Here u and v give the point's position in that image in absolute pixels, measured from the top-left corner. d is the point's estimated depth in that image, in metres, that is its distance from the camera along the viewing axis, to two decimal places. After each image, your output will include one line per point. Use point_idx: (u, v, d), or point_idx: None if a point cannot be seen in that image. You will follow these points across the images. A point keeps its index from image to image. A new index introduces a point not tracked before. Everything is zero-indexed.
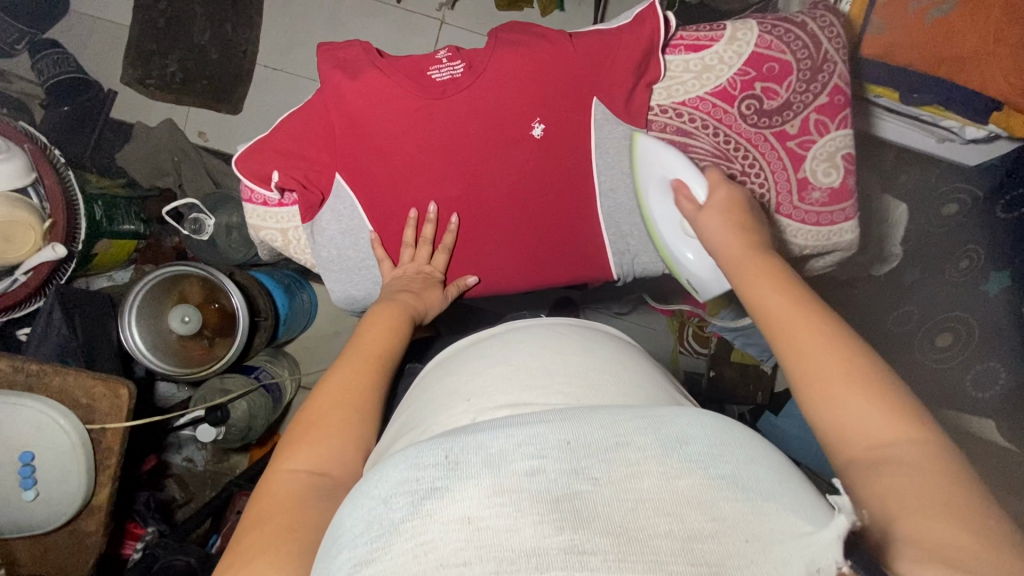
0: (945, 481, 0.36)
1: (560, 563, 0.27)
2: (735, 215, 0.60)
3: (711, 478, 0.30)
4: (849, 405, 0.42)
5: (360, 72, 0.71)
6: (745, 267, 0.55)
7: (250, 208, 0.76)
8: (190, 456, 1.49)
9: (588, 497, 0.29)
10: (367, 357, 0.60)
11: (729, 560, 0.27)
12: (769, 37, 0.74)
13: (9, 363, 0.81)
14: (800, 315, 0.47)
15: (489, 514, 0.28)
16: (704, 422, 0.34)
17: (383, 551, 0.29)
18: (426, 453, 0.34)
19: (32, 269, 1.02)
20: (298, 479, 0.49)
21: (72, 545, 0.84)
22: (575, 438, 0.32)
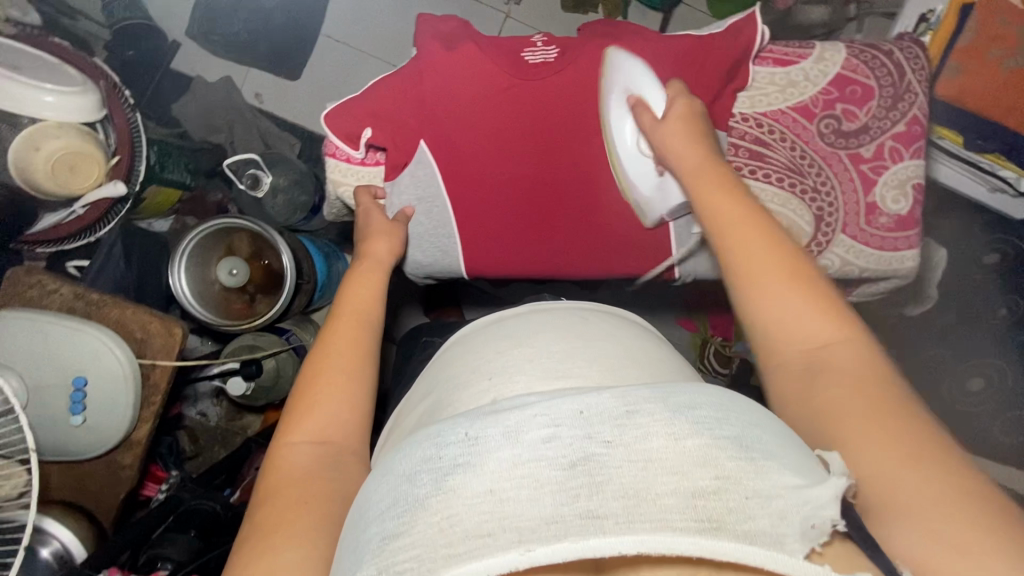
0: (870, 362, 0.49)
1: (577, 528, 0.34)
2: (689, 126, 0.64)
3: (715, 438, 0.37)
4: (794, 319, 0.52)
5: (458, 45, 0.74)
6: (708, 183, 0.60)
7: (333, 163, 0.78)
8: (204, 411, 1.49)
9: (600, 460, 0.36)
10: (350, 317, 0.61)
11: (729, 517, 0.35)
12: (856, 61, 0.76)
13: (71, 290, 0.85)
14: (753, 229, 0.56)
15: (509, 487, 0.36)
16: (710, 395, 0.42)
17: (414, 524, 0.37)
18: (447, 432, 0.41)
19: (89, 203, 1.03)
20: (303, 451, 0.52)
21: (105, 479, 0.85)
22: (586, 409, 0.39)
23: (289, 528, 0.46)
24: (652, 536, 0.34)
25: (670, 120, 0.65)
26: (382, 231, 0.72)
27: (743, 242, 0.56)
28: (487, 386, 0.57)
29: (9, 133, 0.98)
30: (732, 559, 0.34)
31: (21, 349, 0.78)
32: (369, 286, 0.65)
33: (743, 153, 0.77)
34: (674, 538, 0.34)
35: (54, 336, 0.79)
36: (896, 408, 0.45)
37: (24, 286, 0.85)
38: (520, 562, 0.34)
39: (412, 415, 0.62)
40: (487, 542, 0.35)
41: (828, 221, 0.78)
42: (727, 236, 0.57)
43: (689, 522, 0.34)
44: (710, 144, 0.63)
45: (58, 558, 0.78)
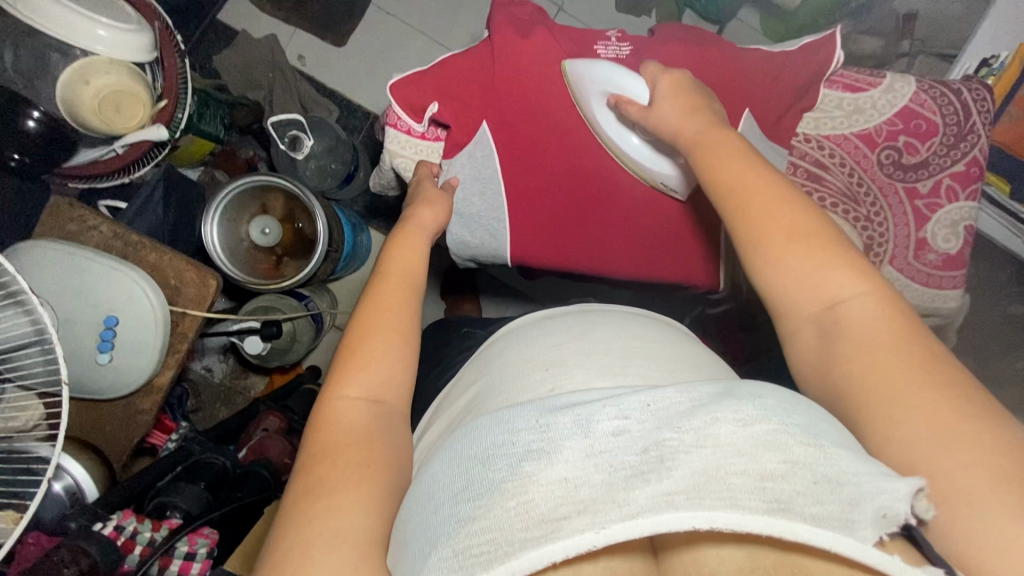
0: (887, 315, 0.46)
1: (648, 506, 0.34)
2: (687, 97, 0.64)
3: (785, 425, 0.37)
4: (808, 279, 0.49)
5: (531, 31, 0.73)
6: (712, 152, 0.58)
7: (392, 134, 0.77)
8: (209, 367, 1.48)
9: (671, 443, 0.36)
10: (397, 280, 0.60)
11: (799, 499, 0.34)
12: (925, 95, 0.76)
13: (111, 229, 0.85)
14: (752, 191, 0.53)
15: (582, 473, 0.36)
16: (776, 394, 0.41)
17: (489, 509, 0.36)
18: (518, 420, 0.42)
19: (130, 143, 1.02)
20: (358, 407, 0.52)
21: (120, 421, 0.84)
22: (656, 404, 0.40)
23: (343, 492, 0.45)
24: (720, 513, 0.34)
25: (661, 101, 0.65)
26: (433, 200, 0.70)
27: (753, 202, 0.53)
28: (543, 376, 0.56)
29: (61, 63, 1.00)
30: (805, 541, 0.33)
31: (57, 280, 0.78)
32: (411, 251, 0.64)
33: (802, 173, 0.76)
34: (743, 516, 0.34)
35: (90, 271, 0.78)
36: (917, 368, 0.43)
37: (66, 218, 0.85)
38: (598, 541, 0.34)
39: (456, 403, 0.63)
40: (565, 525, 0.34)
41: (877, 252, 0.78)
42: (737, 198, 0.54)
43: (758, 502, 0.34)
44: (711, 113, 0.62)
45: (70, 494, 0.77)
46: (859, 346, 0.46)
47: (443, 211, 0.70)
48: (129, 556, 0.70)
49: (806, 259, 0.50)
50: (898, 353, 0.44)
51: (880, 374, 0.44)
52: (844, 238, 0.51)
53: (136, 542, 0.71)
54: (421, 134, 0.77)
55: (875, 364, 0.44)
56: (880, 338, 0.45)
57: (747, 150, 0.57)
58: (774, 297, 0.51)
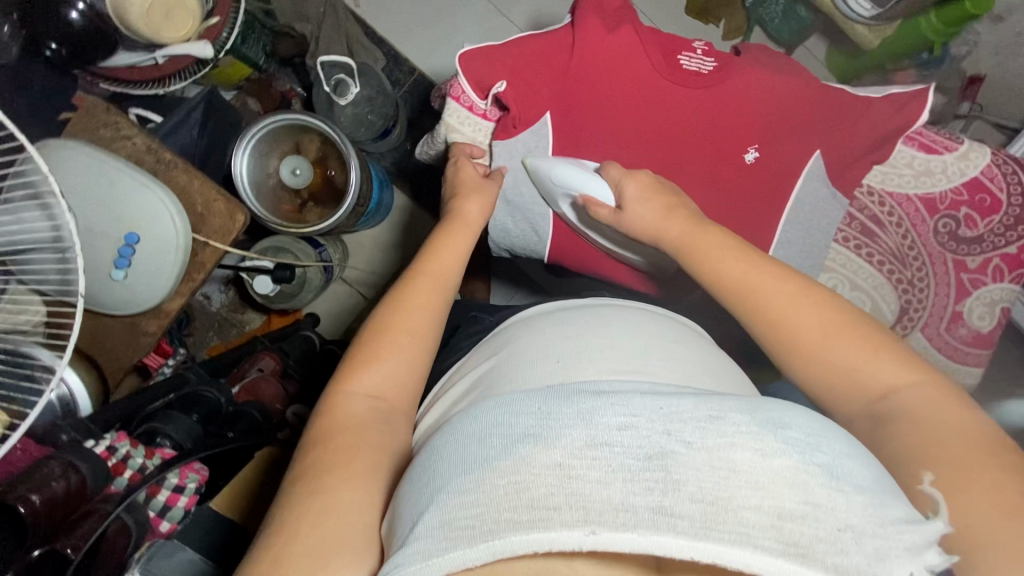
0: (946, 405, 0.46)
1: (648, 522, 0.33)
2: (660, 197, 0.64)
3: (805, 464, 0.36)
4: (859, 369, 0.49)
5: (617, 26, 0.71)
6: (698, 253, 0.59)
7: (452, 106, 0.74)
8: (208, 295, 1.47)
9: (679, 457, 0.36)
10: (428, 279, 0.60)
11: (818, 545, 0.32)
12: (996, 170, 0.74)
13: (145, 142, 0.81)
14: (773, 280, 0.54)
15: (579, 466, 0.36)
16: (801, 417, 0.41)
17: (480, 484, 0.37)
18: (520, 404, 0.42)
19: (171, 56, 1.00)
20: (360, 400, 0.52)
21: (124, 338, 0.84)
22: (671, 412, 0.39)
23: (338, 490, 0.44)
24: (728, 549, 0.32)
25: (628, 204, 0.65)
26: (479, 189, 0.70)
27: (772, 295, 0.53)
28: (556, 368, 0.56)
29: None
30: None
31: (84, 187, 0.75)
32: (453, 244, 0.65)
33: (855, 226, 0.77)
34: (755, 556, 0.32)
35: (119, 184, 0.75)
36: (993, 465, 0.41)
37: (99, 122, 0.82)
38: (585, 543, 0.33)
39: (469, 374, 0.63)
40: (553, 517, 0.34)
41: (911, 316, 0.78)
42: (748, 288, 0.54)
43: (773, 542, 0.32)
44: (684, 213, 0.62)
45: (63, 404, 0.75)
46: (912, 429, 0.45)
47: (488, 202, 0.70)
48: (117, 479, 0.68)
49: (855, 348, 0.50)
50: (965, 433, 0.44)
51: (945, 457, 0.42)
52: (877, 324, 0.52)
53: (127, 466, 0.70)
54: (482, 109, 0.75)
55: (952, 452, 0.42)
56: (948, 427, 0.44)
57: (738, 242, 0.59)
58: (820, 388, 0.51)
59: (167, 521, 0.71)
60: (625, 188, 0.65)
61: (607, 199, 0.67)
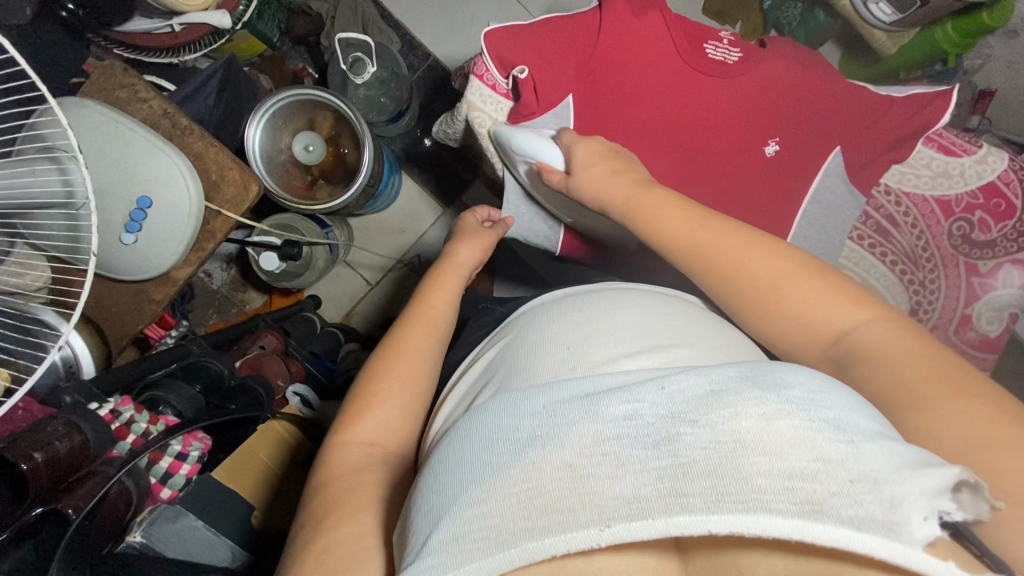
0: (902, 335, 0.47)
1: (662, 508, 0.34)
2: (614, 162, 0.64)
3: (811, 421, 0.36)
4: (812, 313, 0.50)
5: (645, 11, 0.70)
6: (648, 212, 0.59)
7: (475, 84, 0.74)
8: (209, 272, 1.45)
9: (687, 438, 0.36)
10: (420, 321, 0.62)
11: (832, 499, 0.33)
12: (1014, 175, 0.74)
13: (161, 106, 0.80)
14: (725, 239, 0.54)
15: (588, 462, 0.37)
16: (802, 375, 0.40)
17: (491, 492, 0.38)
18: (524, 404, 0.43)
19: (189, 24, 0.98)
20: (354, 450, 0.52)
21: (128, 304, 0.83)
22: (675, 392, 0.39)
23: (338, 527, 0.45)
24: (742, 517, 0.33)
25: (578, 170, 0.66)
26: (471, 237, 0.73)
27: (728, 255, 0.54)
28: (564, 355, 0.56)
29: None
30: (839, 543, 0.32)
31: (98, 147, 0.74)
32: (443, 289, 0.66)
33: (871, 225, 0.77)
34: (769, 520, 0.32)
35: (134, 147, 0.74)
36: (954, 394, 0.42)
37: (115, 84, 0.81)
38: (601, 540, 0.34)
39: (477, 364, 0.65)
40: (568, 518, 0.35)
41: (922, 318, 0.78)
42: (705, 251, 0.55)
43: (787, 504, 0.33)
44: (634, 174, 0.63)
45: (66, 366, 0.73)
46: (874, 366, 0.46)
47: (483, 247, 0.72)
48: (121, 443, 0.68)
49: (804, 291, 0.50)
50: (925, 362, 0.44)
51: (907, 392, 0.43)
52: (831, 267, 0.52)
53: (130, 431, 0.69)
54: (504, 87, 0.75)
55: (907, 386, 0.43)
56: (909, 359, 0.45)
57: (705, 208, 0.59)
58: (783, 338, 0.52)
59: (167, 488, 0.70)
60: (576, 154, 0.65)
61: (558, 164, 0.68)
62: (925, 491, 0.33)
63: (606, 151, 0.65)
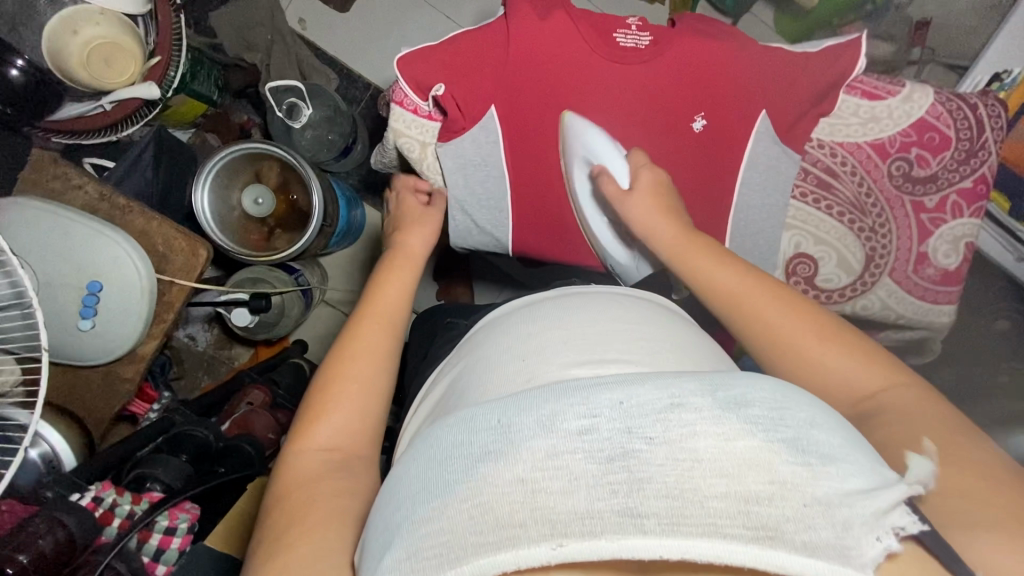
0: (929, 408, 0.47)
1: (614, 525, 0.34)
2: (661, 200, 0.65)
3: (768, 441, 0.37)
4: (845, 377, 0.50)
5: (549, 12, 0.71)
6: (691, 257, 0.59)
7: (397, 111, 0.74)
8: (192, 335, 1.45)
9: (642, 455, 0.36)
10: (373, 320, 0.60)
11: (787, 525, 0.33)
12: (941, 108, 0.76)
13: (96, 189, 0.81)
14: (757, 289, 0.54)
15: (541, 478, 0.37)
16: (760, 388, 0.41)
17: (443, 510, 0.37)
18: (478, 419, 0.42)
19: (118, 100, 0.96)
20: (312, 456, 0.52)
21: (102, 387, 0.83)
22: (629, 403, 0.39)
23: (295, 548, 0.44)
24: (696, 541, 0.33)
25: (637, 192, 0.65)
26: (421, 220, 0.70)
27: (756, 305, 0.54)
28: (519, 366, 0.56)
29: (45, 9, 0.98)
30: (794, 569, 0.32)
31: (38, 243, 0.74)
32: (395, 279, 0.65)
33: (812, 180, 0.77)
34: (723, 545, 0.33)
35: (75, 234, 0.75)
36: (974, 472, 0.42)
37: (48, 176, 0.81)
38: (553, 557, 0.34)
39: (439, 384, 0.65)
40: (519, 534, 0.35)
41: (879, 261, 0.78)
42: (738, 299, 0.55)
43: (742, 529, 0.33)
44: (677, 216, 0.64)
45: (46, 462, 0.74)
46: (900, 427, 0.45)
47: (432, 234, 0.70)
48: (106, 529, 0.68)
49: (832, 352, 0.50)
50: (947, 433, 0.44)
51: (930, 457, 0.43)
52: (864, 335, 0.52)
53: (115, 515, 0.69)
54: (428, 109, 0.74)
55: (934, 449, 0.43)
56: (936, 430, 0.45)
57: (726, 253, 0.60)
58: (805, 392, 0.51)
59: (162, 564, 0.71)
60: (641, 176, 0.66)
61: (620, 180, 0.68)
62: (875, 514, 0.35)
63: (661, 188, 0.66)
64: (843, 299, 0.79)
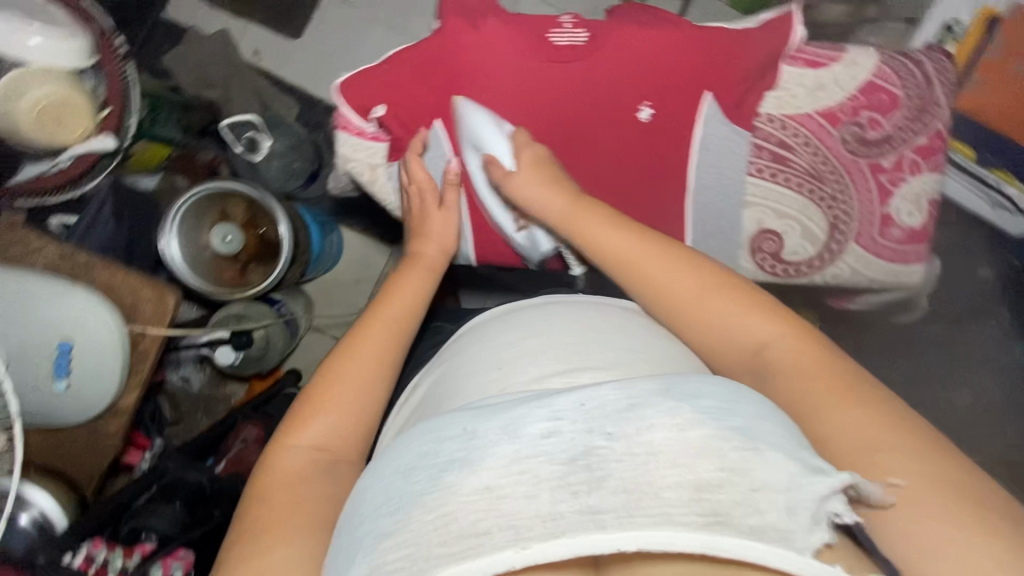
0: (810, 349, 0.51)
1: (576, 524, 0.34)
2: (551, 176, 0.67)
3: (721, 428, 0.37)
4: (735, 327, 0.55)
5: (481, 21, 0.70)
6: (587, 227, 0.63)
7: (343, 137, 0.74)
8: (186, 377, 1.44)
9: (602, 453, 0.37)
10: (383, 322, 0.61)
11: (735, 510, 0.34)
12: (886, 69, 0.75)
13: (58, 250, 0.81)
14: (654, 255, 0.59)
15: (506, 483, 0.37)
16: (713, 386, 0.41)
17: (410, 521, 0.37)
18: (445, 429, 0.42)
19: (75, 157, 0.96)
20: (299, 454, 0.52)
21: (87, 445, 0.82)
22: (590, 404, 0.39)
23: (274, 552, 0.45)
24: (655, 531, 0.33)
25: (523, 171, 0.67)
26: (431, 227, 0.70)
27: (654, 273, 0.58)
28: (495, 376, 0.56)
29: None
30: (748, 555, 0.33)
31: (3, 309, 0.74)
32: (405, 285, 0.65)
33: (766, 155, 0.76)
34: (678, 535, 0.33)
35: (39, 295, 0.75)
36: (861, 413, 0.45)
37: (10, 243, 0.82)
38: (518, 560, 0.34)
39: (414, 397, 0.65)
40: (483, 542, 0.35)
41: (843, 228, 0.78)
42: (635, 266, 0.59)
43: (695, 517, 0.34)
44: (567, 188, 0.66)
45: (38, 527, 0.74)
46: (787, 374, 0.50)
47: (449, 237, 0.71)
48: None
49: (719, 309, 0.55)
50: (824, 370, 0.49)
51: (814, 400, 0.47)
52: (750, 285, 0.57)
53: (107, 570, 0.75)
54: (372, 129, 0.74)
55: (814, 390, 0.48)
56: (815, 369, 0.49)
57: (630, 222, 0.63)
58: (711, 351, 0.56)
59: None
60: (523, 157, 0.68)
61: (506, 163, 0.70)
62: (818, 501, 0.35)
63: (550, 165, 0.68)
64: (812, 270, 0.79)
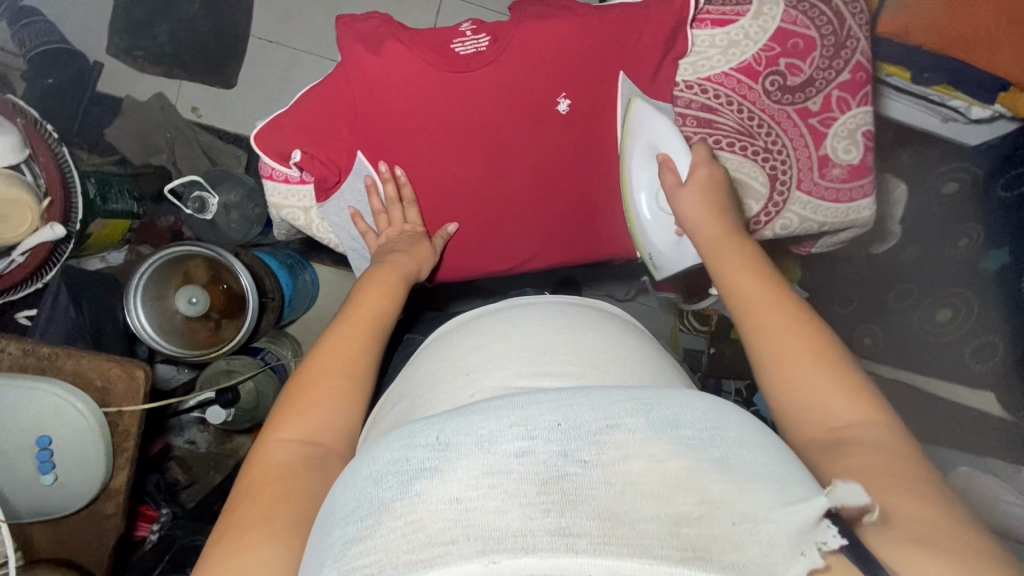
0: (900, 450, 0.44)
1: (545, 544, 0.29)
2: (713, 198, 0.65)
3: (698, 462, 0.32)
4: (824, 395, 0.48)
5: (381, 45, 0.69)
6: (721, 258, 0.60)
7: (271, 185, 0.76)
8: (191, 439, 1.45)
9: (576, 479, 0.31)
10: (361, 320, 0.61)
11: (716, 545, 0.29)
12: (795, 12, 0.74)
13: (20, 347, 0.81)
14: (768, 303, 0.54)
15: (476, 494, 0.31)
16: (694, 403, 0.36)
17: (375, 528, 0.31)
18: (417, 434, 0.36)
19: (28, 251, 0.95)
20: (289, 448, 0.52)
21: (88, 532, 0.82)
22: (565, 420, 0.34)
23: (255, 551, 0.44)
24: (627, 560, 0.29)
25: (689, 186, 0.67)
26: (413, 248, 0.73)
27: (763, 315, 0.53)
28: (462, 384, 0.55)
29: None
30: None
31: None
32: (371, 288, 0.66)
33: (692, 122, 0.76)
34: (653, 567, 0.28)
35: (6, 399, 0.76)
36: (925, 509, 0.39)
37: None
38: None
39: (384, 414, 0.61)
40: (450, 550, 0.29)
41: (783, 178, 0.78)
42: (748, 308, 0.54)
43: (670, 548, 0.29)
44: (722, 214, 0.65)
45: None
46: (869, 454, 0.43)
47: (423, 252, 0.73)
48: None
49: (811, 372, 0.49)
50: (905, 468, 0.42)
51: (885, 485, 0.41)
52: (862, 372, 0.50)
53: None
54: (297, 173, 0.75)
55: (884, 475, 0.41)
56: (900, 464, 0.43)
57: (759, 259, 0.59)
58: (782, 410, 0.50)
59: None
60: (698, 170, 0.67)
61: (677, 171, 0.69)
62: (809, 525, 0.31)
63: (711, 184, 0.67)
64: (761, 226, 0.80)
